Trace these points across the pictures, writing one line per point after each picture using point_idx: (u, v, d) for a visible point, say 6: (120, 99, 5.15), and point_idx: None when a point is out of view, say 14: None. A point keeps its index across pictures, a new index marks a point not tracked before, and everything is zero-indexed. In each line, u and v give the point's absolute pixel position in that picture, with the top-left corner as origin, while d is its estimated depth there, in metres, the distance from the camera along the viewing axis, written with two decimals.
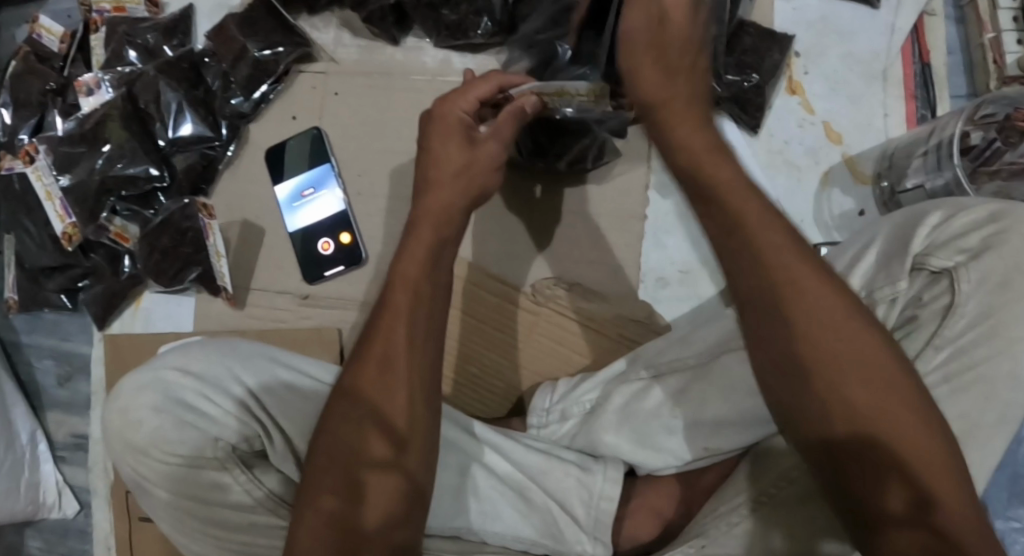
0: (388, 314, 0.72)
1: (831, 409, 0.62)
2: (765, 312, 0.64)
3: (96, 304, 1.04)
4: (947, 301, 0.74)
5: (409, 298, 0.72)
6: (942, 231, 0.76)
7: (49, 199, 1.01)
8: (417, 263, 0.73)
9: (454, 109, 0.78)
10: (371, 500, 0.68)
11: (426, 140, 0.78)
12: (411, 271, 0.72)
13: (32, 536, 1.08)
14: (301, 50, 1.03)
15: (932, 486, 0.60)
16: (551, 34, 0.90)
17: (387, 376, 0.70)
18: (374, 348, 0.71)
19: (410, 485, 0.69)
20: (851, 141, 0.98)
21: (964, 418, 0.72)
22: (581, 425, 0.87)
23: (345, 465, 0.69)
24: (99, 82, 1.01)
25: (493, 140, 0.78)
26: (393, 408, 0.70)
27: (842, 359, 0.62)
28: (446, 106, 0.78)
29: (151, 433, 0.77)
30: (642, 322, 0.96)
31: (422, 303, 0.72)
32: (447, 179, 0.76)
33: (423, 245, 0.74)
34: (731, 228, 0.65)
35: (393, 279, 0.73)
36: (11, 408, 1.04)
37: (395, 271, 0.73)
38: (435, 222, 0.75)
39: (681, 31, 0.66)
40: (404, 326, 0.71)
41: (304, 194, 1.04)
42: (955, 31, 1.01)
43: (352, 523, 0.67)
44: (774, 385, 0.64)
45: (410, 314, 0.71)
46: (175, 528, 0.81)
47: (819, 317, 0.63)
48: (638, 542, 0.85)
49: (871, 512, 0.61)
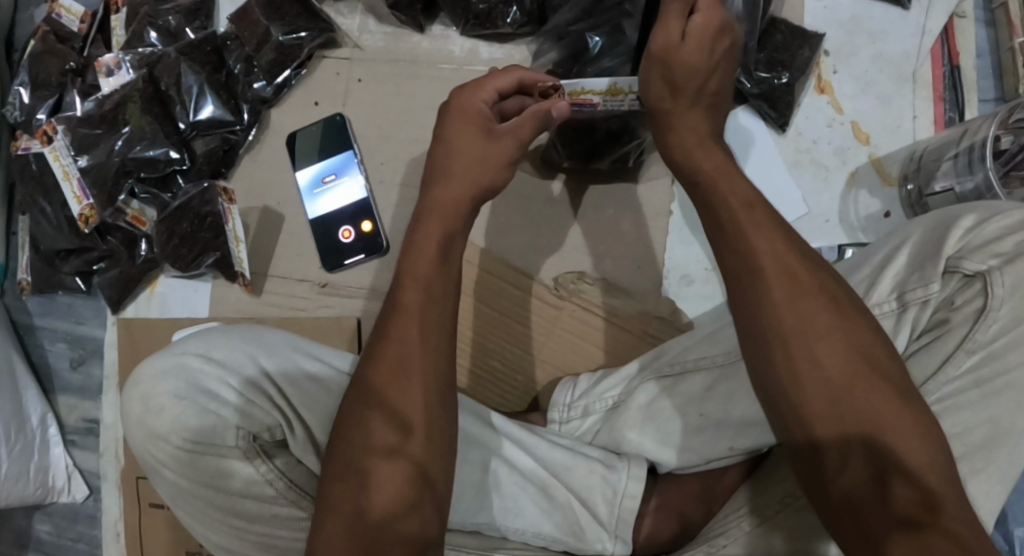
0: (400, 310, 0.70)
1: (835, 413, 0.63)
2: (793, 307, 0.64)
3: (112, 288, 1.03)
4: (980, 305, 0.72)
5: (419, 295, 0.71)
6: (977, 234, 0.73)
7: (67, 180, 1.00)
8: (428, 259, 0.72)
9: (473, 100, 0.78)
10: (384, 494, 0.66)
11: (442, 130, 0.78)
12: (422, 269, 0.72)
13: (40, 520, 1.07)
14: (325, 36, 1.02)
15: (936, 484, 0.61)
16: (583, 25, 0.89)
17: (400, 372, 0.68)
18: (389, 344, 0.69)
19: (425, 477, 0.67)
20: (879, 142, 0.98)
21: (994, 422, 0.72)
22: (604, 422, 0.87)
23: (356, 458, 0.67)
24: (120, 63, 1.00)
25: (509, 136, 0.77)
26: (407, 401, 0.68)
27: (845, 363, 0.63)
28: (466, 96, 0.78)
29: (172, 420, 0.77)
30: (666, 319, 0.96)
31: (434, 300, 0.71)
32: (459, 170, 0.76)
33: (434, 241, 0.73)
34: (760, 229, 0.67)
35: (401, 276, 0.72)
36: (23, 389, 1.03)
37: (405, 269, 0.73)
38: (448, 215, 0.75)
39: (698, 56, 0.71)
40: (416, 324, 0.70)
41: (325, 180, 1.03)
42: (985, 34, 1.00)
43: (365, 516, 0.66)
44: (804, 376, 0.63)
45: (421, 312, 0.70)
46: (194, 517, 0.80)
47: (821, 320, 0.64)
48: (659, 542, 0.83)
49: (881, 517, 0.61)
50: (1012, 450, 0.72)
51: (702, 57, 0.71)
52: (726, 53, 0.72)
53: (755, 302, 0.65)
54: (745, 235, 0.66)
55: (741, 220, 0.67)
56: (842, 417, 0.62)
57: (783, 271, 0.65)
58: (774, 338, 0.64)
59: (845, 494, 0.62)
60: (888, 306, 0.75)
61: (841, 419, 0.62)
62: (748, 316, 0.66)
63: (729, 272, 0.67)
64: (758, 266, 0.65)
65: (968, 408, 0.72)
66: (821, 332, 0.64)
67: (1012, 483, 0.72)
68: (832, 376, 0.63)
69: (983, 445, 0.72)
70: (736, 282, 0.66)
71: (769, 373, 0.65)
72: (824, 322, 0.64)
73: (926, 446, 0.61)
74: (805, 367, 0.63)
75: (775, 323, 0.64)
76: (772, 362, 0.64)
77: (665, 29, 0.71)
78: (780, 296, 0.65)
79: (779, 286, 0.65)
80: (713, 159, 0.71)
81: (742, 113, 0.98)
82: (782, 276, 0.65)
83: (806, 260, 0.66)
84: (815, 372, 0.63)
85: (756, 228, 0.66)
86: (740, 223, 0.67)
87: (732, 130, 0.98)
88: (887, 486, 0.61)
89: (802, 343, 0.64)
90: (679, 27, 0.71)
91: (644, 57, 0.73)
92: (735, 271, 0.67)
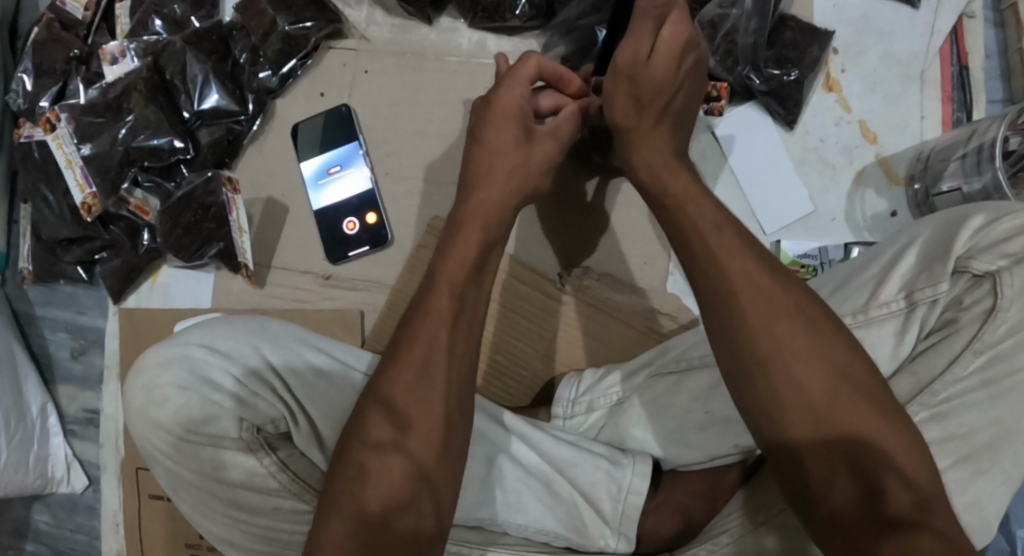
0: (423, 314, 0.70)
1: (823, 421, 0.62)
2: (768, 326, 0.64)
3: (113, 278, 1.02)
4: (989, 304, 0.72)
5: (445, 301, 0.70)
6: (985, 235, 0.73)
7: (70, 168, 0.99)
8: (462, 264, 0.72)
9: (514, 100, 0.77)
10: (383, 491, 0.66)
11: (480, 129, 0.77)
12: (456, 274, 0.71)
13: (39, 510, 1.06)
14: (332, 26, 1.01)
15: (927, 489, 0.61)
16: (591, 19, 0.90)
17: (425, 377, 0.68)
18: (408, 348, 0.69)
19: (423, 479, 0.67)
20: (886, 142, 0.98)
21: (1001, 423, 0.72)
22: (608, 417, 0.87)
23: (353, 456, 0.67)
24: (124, 51, 0.99)
25: (550, 139, 0.79)
26: (417, 405, 0.67)
27: (833, 374, 0.62)
28: (506, 95, 0.77)
29: (174, 410, 0.76)
30: (673, 317, 0.97)
31: (466, 308, 0.70)
32: (500, 176, 0.76)
33: (473, 244, 0.73)
34: (735, 245, 0.66)
35: (437, 277, 0.71)
36: (24, 380, 1.02)
37: (440, 269, 0.72)
38: (485, 220, 0.75)
39: (665, 74, 0.72)
40: (447, 330, 0.69)
41: (330, 171, 1.02)
42: (994, 35, 1.00)
43: (363, 512, 0.65)
44: (781, 395, 0.63)
45: (454, 320, 0.69)
46: (197, 509, 0.79)
47: (801, 334, 0.63)
48: (660, 538, 0.83)
49: (870, 516, 0.61)
50: (1016, 452, 0.72)
51: (669, 75, 0.72)
52: (692, 68, 0.74)
53: (734, 318, 0.65)
54: (720, 255, 0.66)
55: (709, 241, 0.67)
56: (824, 429, 0.62)
57: (760, 286, 0.65)
58: (755, 353, 0.63)
59: (832, 503, 0.62)
60: (896, 305, 0.75)
61: (823, 431, 0.62)
62: (731, 331, 0.65)
63: (704, 295, 0.67)
64: (731, 285, 0.65)
65: (975, 408, 0.72)
66: (804, 344, 0.63)
67: (1016, 484, 0.72)
68: (816, 386, 0.62)
69: (989, 445, 0.72)
70: (713, 301, 0.66)
71: (751, 388, 0.64)
72: (802, 340, 0.63)
73: (915, 453, 0.62)
74: (782, 384, 0.63)
75: (751, 343, 0.64)
76: (753, 379, 0.64)
77: (634, 47, 0.72)
78: (762, 309, 0.64)
79: (751, 302, 0.64)
80: (679, 183, 0.72)
81: (744, 111, 0.98)
82: (761, 290, 0.64)
83: (779, 277, 0.65)
84: (793, 388, 0.62)
85: (729, 250, 0.66)
86: (711, 246, 0.67)
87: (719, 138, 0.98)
88: (880, 488, 0.61)
89: (787, 355, 0.63)
90: (648, 41, 0.71)
91: (612, 72, 0.74)
92: (708, 293, 0.66)
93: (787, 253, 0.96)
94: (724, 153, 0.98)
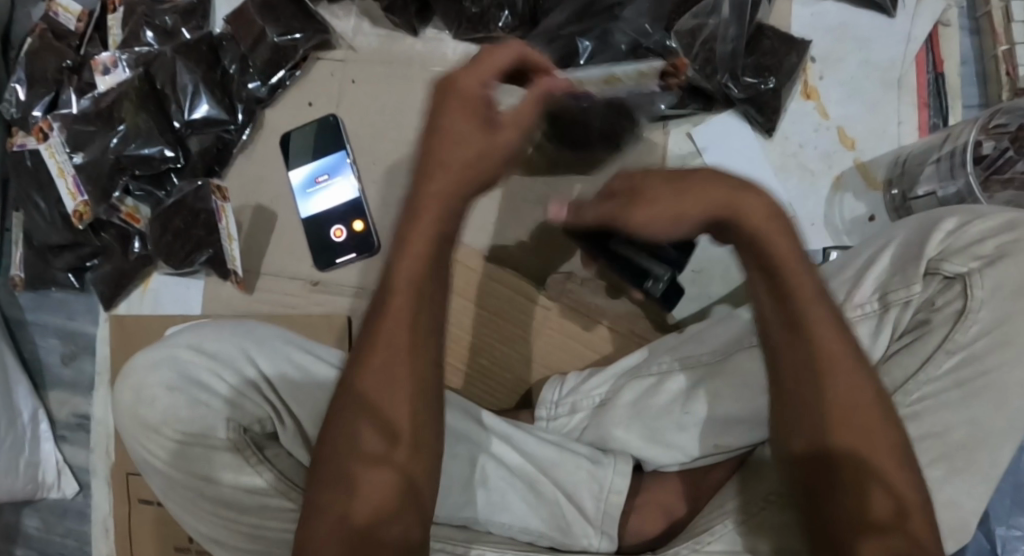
0: (388, 314, 0.69)
1: (834, 430, 0.66)
2: (814, 333, 0.66)
3: (105, 283, 1.04)
4: (959, 306, 0.73)
5: (404, 303, 0.69)
6: (958, 237, 0.75)
7: (62, 176, 1.01)
8: (418, 258, 0.70)
9: (475, 83, 0.71)
10: (372, 502, 0.67)
11: (440, 115, 0.71)
12: (414, 270, 0.69)
13: (30, 515, 1.07)
14: (321, 36, 1.03)
15: (911, 500, 0.64)
16: (573, 29, 0.96)
17: (401, 377, 0.68)
18: (382, 345, 0.69)
19: (409, 485, 0.68)
20: (864, 148, 1.00)
21: (975, 422, 0.72)
22: (591, 419, 0.88)
23: (346, 463, 0.68)
24: (116, 62, 1.01)
25: (513, 127, 0.72)
26: (403, 417, 0.68)
27: (851, 392, 0.66)
28: (468, 81, 0.71)
29: (164, 411, 0.78)
30: (655, 320, 0.98)
31: (424, 305, 0.69)
32: (458, 167, 0.70)
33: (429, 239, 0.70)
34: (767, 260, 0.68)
35: (392, 279, 0.70)
36: (14, 385, 1.03)
37: (396, 266, 0.70)
38: (439, 209, 0.70)
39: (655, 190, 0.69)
40: (409, 331, 0.69)
41: (318, 180, 1.04)
42: (970, 42, 1.02)
43: (351, 522, 0.66)
44: (823, 402, 0.66)
45: (412, 318, 0.69)
46: (186, 509, 0.80)
47: (831, 349, 0.66)
48: (644, 537, 0.84)
49: (853, 519, 0.64)
50: (995, 450, 0.72)
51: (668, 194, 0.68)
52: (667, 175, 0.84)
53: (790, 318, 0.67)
54: (775, 258, 0.67)
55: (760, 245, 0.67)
56: (854, 438, 0.65)
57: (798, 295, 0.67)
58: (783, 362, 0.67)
59: (840, 506, 0.65)
60: (870, 307, 0.77)
61: (851, 439, 0.65)
62: (779, 336, 0.67)
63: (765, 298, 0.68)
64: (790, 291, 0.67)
65: (948, 407, 0.72)
66: (831, 357, 0.66)
67: (994, 483, 0.72)
68: (829, 398, 0.66)
69: (964, 445, 0.72)
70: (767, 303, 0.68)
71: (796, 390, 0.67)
72: (840, 352, 0.66)
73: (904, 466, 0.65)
74: (826, 390, 0.66)
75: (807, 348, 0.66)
76: (799, 385, 0.67)
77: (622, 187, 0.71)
78: (801, 319, 0.67)
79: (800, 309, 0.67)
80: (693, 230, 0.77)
81: (721, 119, 1.00)
82: (804, 300, 0.67)
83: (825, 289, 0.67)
84: (833, 395, 0.66)
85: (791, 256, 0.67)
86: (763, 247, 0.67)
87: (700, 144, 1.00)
88: (865, 495, 0.64)
89: (830, 368, 0.66)
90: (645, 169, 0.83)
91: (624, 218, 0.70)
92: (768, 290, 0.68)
93: None
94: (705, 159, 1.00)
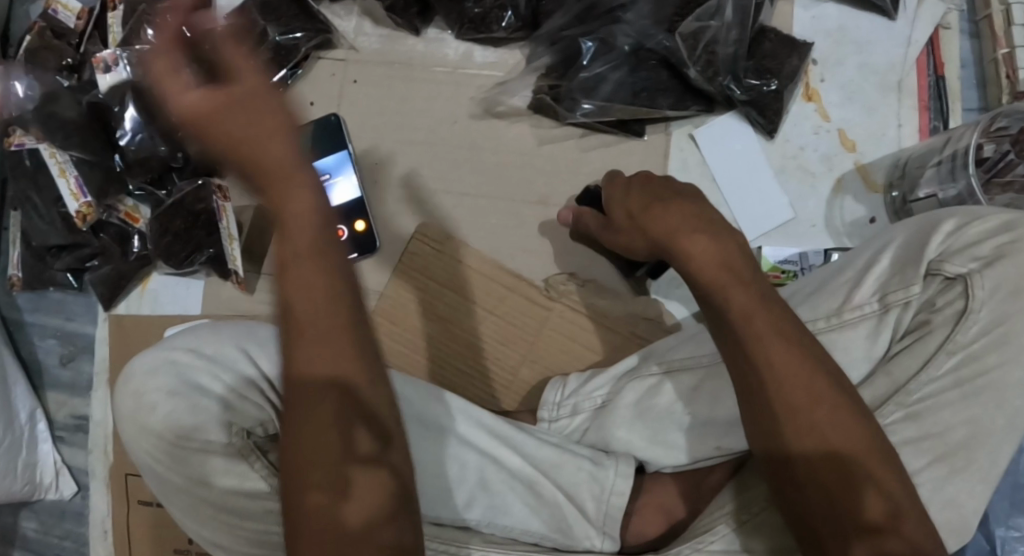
0: (295, 318, 0.62)
1: (817, 435, 0.65)
2: (762, 343, 0.66)
3: (103, 284, 1.03)
4: (961, 307, 0.74)
5: (310, 305, 0.62)
6: (958, 238, 0.76)
7: (64, 177, 1.00)
8: (309, 238, 0.62)
9: (168, 67, 0.60)
10: (364, 505, 0.62)
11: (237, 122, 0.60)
12: (312, 271, 0.61)
13: (27, 517, 1.07)
14: (322, 36, 1.03)
15: (898, 494, 0.65)
16: (576, 31, 0.98)
17: (331, 360, 0.62)
18: (299, 350, 0.62)
19: (398, 484, 0.64)
20: (864, 150, 1.00)
21: (977, 422, 0.72)
22: (592, 421, 0.88)
23: (335, 467, 0.62)
24: (117, 60, 1.01)
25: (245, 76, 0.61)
26: (382, 408, 0.64)
27: (818, 399, 0.65)
28: (173, 81, 0.60)
29: (164, 415, 0.77)
30: (654, 321, 0.98)
31: (326, 280, 0.62)
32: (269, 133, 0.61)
33: (308, 213, 0.62)
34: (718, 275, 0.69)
35: (283, 262, 0.62)
36: (12, 386, 1.03)
37: (282, 250, 0.62)
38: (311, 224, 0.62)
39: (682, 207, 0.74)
40: (333, 310, 0.62)
41: (319, 180, 1.02)
42: (969, 46, 1.02)
43: (346, 529, 0.61)
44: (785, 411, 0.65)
45: (324, 296, 0.62)
46: (186, 512, 0.80)
47: (788, 358, 0.66)
48: (645, 539, 0.84)
49: (846, 523, 0.64)
50: (994, 451, 0.72)
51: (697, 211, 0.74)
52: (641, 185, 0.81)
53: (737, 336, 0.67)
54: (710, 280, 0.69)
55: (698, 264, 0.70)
56: (820, 440, 0.65)
57: (745, 314, 0.67)
58: (750, 377, 0.67)
59: (815, 511, 0.65)
60: (870, 307, 0.77)
61: (818, 441, 0.65)
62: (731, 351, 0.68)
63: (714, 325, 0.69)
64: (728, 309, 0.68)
65: (949, 406, 0.73)
66: (791, 364, 0.66)
67: (994, 483, 0.72)
68: (800, 408, 0.65)
69: (966, 444, 0.72)
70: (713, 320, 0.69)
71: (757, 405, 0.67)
72: (784, 356, 0.66)
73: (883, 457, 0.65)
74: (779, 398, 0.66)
75: (759, 361, 0.66)
76: (750, 397, 0.67)
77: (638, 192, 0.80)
78: (759, 331, 0.67)
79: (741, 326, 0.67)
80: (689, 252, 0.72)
81: (722, 120, 1.00)
82: (753, 313, 0.67)
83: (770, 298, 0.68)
84: (784, 401, 0.65)
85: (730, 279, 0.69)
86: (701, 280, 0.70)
87: (702, 145, 1.00)
88: (858, 499, 0.64)
89: (779, 378, 0.66)
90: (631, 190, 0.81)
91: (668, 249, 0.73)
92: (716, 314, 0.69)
93: (766, 259, 0.98)
94: (706, 160, 1.00)
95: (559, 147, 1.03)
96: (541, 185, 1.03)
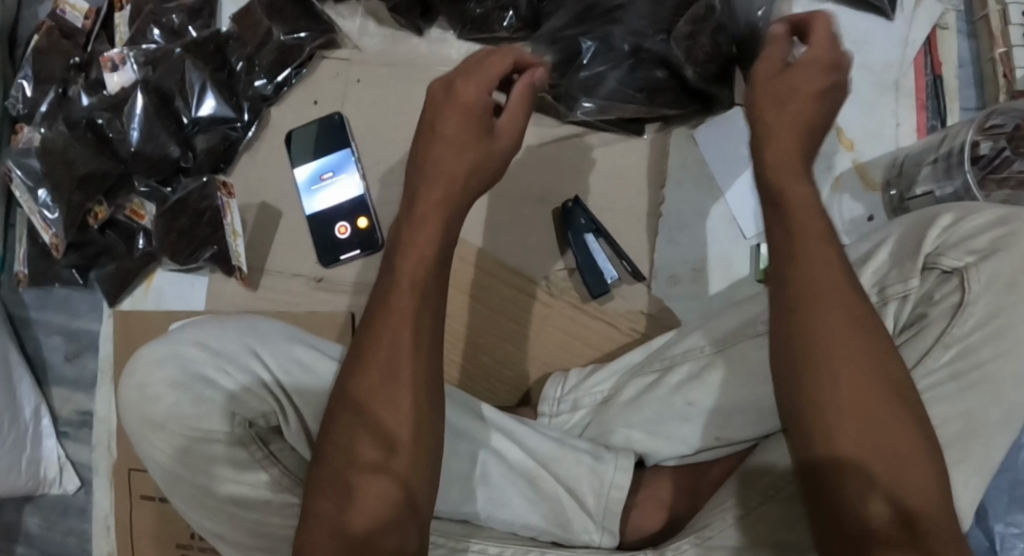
0: (380, 323, 0.71)
1: (865, 425, 0.62)
2: (834, 317, 0.64)
3: (109, 281, 1.04)
4: (957, 300, 0.74)
5: (400, 328, 0.70)
6: (953, 232, 0.76)
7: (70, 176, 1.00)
8: (421, 260, 0.72)
9: (460, 90, 0.75)
10: (370, 512, 0.68)
11: (440, 124, 0.75)
12: (417, 270, 0.71)
13: (31, 513, 1.08)
14: (326, 37, 1.04)
15: (925, 508, 0.61)
16: (575, 31, 0.98)
17: (390, 377, 0.70)
18: (373, 358, 0.70)
19: (403, 492, 0.69)
20: (862, 149, 1.01)
21: (971, 415, 0.72)
22: (594, 415, 0.89)
23: (344, 474, 0.69)
24: (124, 59, 1.03)
25: (471, 93, 0.75)
26: (407, 425, 0.69)
27: (863, 386, 0.62)
28: (467, 90, 0.75)
29: (168, 406, 0.78)
30: (654, 317, 1.00)
31: (425, 303, 0.71)
32: (440, 171, 0.74)
33: (433, 240, 0.72)
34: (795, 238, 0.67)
35: (397, 277, 0.72)
36: (17, 381, 1.04)
37: (399, 266, 0.72)
38: (441, 216, 0.73)
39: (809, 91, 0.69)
40: (409, 328, 0.70)
41: (323, 177, 1.05)
42: (967, 46, 1.03)
43: (349, 530, 0.68)
44: (846, 390, 0.63)
45: (414, 315, 0.71)
46: (188, 503, 0.80)
47: (827, 342, 0.63)
48: (644, 533, 0.84)
49: (867, 523, 0.61)
50: (987, 443, 0.72)
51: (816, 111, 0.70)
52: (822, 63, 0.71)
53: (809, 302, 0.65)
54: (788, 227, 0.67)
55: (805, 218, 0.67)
56: (864, 431, 0.62)
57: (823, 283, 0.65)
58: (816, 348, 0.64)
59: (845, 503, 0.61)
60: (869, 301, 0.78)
61: (860, 433, 0.62)
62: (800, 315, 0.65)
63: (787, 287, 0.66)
64: (809, 278, 0.65)
65: (946, 400, 0.73)
66: (848, 342, 0.63)
67: (989, 475, 0.72)
68: (827, 398, 0.63)
69: (961, 436, 0.72)
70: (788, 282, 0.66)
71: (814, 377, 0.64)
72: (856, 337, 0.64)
73: (924, 470, 0.62)
74: (842, 371, 0.63)
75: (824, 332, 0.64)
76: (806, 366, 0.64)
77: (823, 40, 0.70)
78: (831, 287, 0.65)
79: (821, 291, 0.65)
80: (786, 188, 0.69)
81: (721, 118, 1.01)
82: (828, 269, 0.65)
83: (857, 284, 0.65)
84: (845, 378, 0.63)
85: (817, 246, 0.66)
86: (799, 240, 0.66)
87: (700, 142, 1.02)
88: (869, 507, 0.61)
89: (844, 354, 0.63)
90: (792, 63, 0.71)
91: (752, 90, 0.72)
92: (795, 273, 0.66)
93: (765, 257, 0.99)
94: (705, 157, 1.02)
95: (560, 146, 1.04)
96: (543, 184, 1.04)
